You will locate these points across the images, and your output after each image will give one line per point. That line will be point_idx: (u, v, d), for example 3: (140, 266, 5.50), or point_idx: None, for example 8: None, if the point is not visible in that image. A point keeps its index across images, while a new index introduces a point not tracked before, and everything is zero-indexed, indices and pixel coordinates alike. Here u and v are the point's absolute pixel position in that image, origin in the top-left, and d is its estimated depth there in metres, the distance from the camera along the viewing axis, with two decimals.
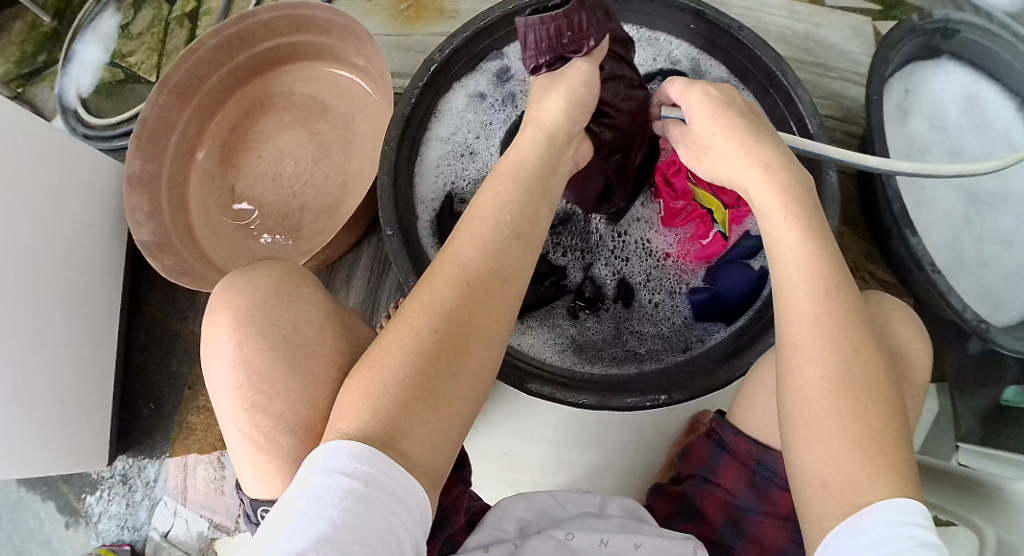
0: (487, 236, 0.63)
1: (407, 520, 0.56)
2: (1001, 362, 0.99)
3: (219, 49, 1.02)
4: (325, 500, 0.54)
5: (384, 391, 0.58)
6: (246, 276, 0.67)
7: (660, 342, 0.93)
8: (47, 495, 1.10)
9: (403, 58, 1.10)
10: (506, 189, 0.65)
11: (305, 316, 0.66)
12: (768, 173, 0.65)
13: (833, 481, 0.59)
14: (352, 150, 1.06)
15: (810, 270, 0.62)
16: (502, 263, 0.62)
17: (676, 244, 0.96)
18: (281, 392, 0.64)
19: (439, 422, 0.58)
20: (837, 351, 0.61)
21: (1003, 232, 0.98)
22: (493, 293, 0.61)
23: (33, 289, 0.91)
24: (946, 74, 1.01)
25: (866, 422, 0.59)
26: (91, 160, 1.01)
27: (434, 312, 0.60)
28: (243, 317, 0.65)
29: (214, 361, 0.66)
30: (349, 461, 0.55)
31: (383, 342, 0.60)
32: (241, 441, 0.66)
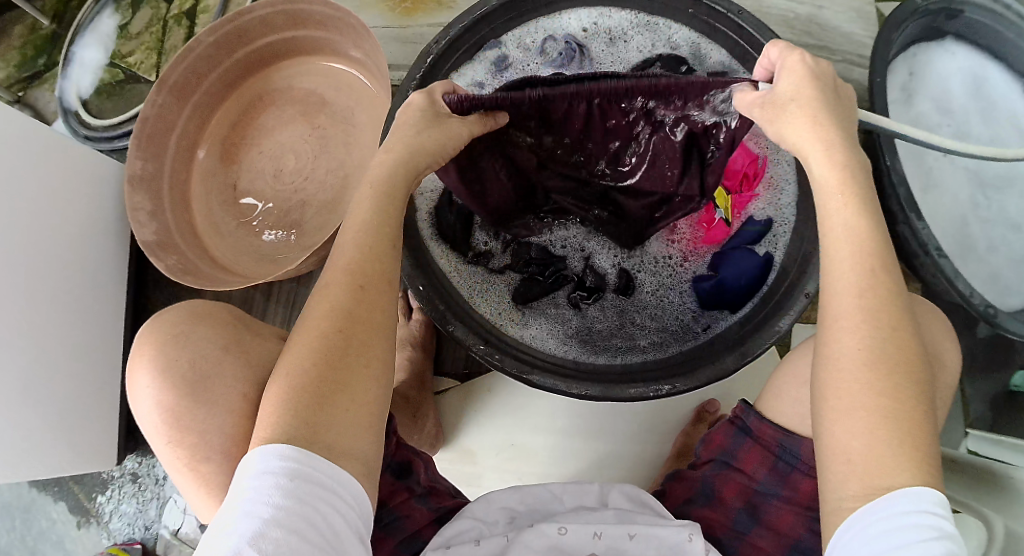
0: (365, 236, 0.65)
1: (342, 507, 0.58)
2: (1010, 347, 0.98)
3: (217, 46, 1.02)
4: (259, 499, 0.57)
5: (299, 391, 0.60)
6: (156, 320, 0.71)
7: (665, 333, 0.92)
8: (59, 496, 1.11)
9: (402, 49, 1.10)
10: (373, 201, 0.67)
11: (209, 348, 0.69)
12: (830, 149, 0.63)
13: (859, 457, 0.58)
14: (352, 143, 1.05)
15: (854, 245, 0.62)
16: (382, 261, 0.65)
17: (687, 230, 0.94)
18: (195, 424, 0.67)
19: (359, 412, 0.61)
20: (875, 323, 0.60)
21: (1011, 216, 0.96)
22: (378, 287, 0.64)
23: (40, 292, 0.92)
24: (950, 56, 1.00)
25: (898, 398, 0.58)
26: (90, 161, 1.01)
27: (331, 313, 0.62)
28: (156, 360, 0.68)
29: (136, 397, 0.69)
30: (276, 460, 0.58)
31: (291, 352, 0.63)
32: (174, 471, 0.69)
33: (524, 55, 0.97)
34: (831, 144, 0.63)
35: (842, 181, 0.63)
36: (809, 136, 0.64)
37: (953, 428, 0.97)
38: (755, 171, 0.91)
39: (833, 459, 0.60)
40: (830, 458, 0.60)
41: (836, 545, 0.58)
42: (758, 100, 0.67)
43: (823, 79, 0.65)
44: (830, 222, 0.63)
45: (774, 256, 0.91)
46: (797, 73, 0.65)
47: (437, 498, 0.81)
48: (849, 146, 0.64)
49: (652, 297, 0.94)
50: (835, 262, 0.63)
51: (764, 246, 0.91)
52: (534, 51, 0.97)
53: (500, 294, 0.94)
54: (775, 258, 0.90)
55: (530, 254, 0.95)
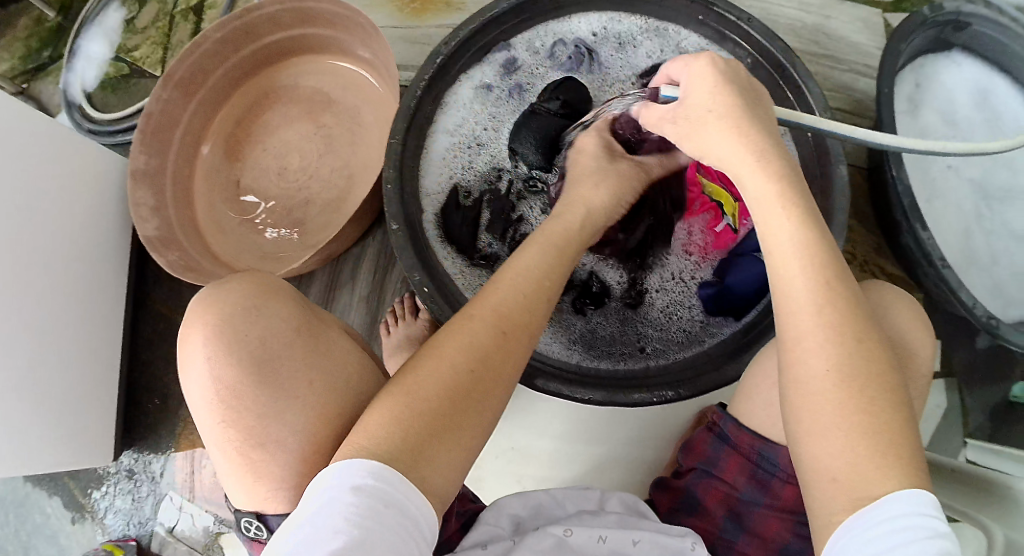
0: (523, 289, 0.67)
1: (418, 538, 0.57)
2: (1010, 359, 0.98)
3: (225, 43, 1.02)
4: (340, 515, 0.55)
5: (418, 413, 0.59)
6: (219, 290, 0.67)
7: (669, 341, 0.92)
8: (53, 491, 1.10)
9: (409, 49, 1.09)
10: (541, 252, 0.70)
11: (281, 328, 0.66)
12: (761, 162, 0.64)
13: (841, 474, 0.58)
14: (357, 142, 1.05)
15: (808, 262, 0.62)
16: (531, 315, 0.66)
17: (690, 241, 0.95)
18: (254, 407, 0.64)
19: (462, 451, 0.60)
20: (838, 341, 0.60)
21: (1013, 228, 0.96)
22: (523, 338, 0.65)
23: (40, 285, 0.91)
24: (956, 67, 1.00)
25: (873, 413, 0.59)
26: (93, 154, 1.01)
27: (469, 348, 0.62)
28: (218, 332, 0.65)
29: (191, 372, 0.65)
30: (364, 476, 0.56)
31: (415, 372, 0.62)
32: (223, 457, 0.65)
33: (533, 59, 0.98)
34: (765, 154, 0.64)
35: (783, 197, 0.63)
36: (739, 150, 0.65)
37: (952, 439, 0.97)
38: None
39: (814, 475, 0.60)
40: (812, 475, 0.60)
41: (830, 552, 0.57)
42: (670, 113, 0.71)
43: (734, 83, 0.67)
44: (776, 240, 0.63)
45: None
46: (710, 80, 0.68)
47: (460, 501, 0.80)
48: (783, 163, 0.64)
49: (661, 304, 0.94)
50: (786, 285, 0.62)
51: None
52: (542, 55, 0.98)
53: None
54: None
55: None
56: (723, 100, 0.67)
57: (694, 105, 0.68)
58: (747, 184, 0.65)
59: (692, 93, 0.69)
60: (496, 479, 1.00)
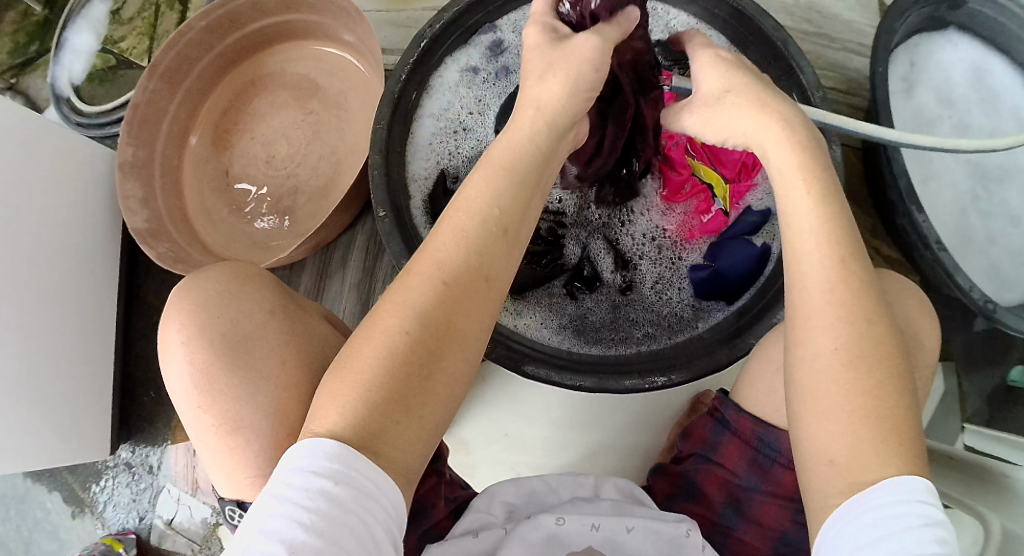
0: (471, 230, 0.61)
1: (382, 518, 0.56)
2: (1008, 340, 0.97)
3: (209, 31, 1.00)
4: (295, 503, 0.55)
5: (357, 390, 0.57)
6: (195, 279, 0.69)
7: (659, 324, 0.92)
8: (53, 486, 1.11)
9: (395, 35, 1.08)
10: (493, 179, 0.63)
11: (253, 311, 0.68)
12: (787, 131, 0.64)
13: (839, 457, 0.58)
14: (345, 130, 1.04)
15: (825, 238, 0.61)
16: (483, 259, 0.61)
17: (676, 220, 0.94)
18: (235, 391, 0.66)
19: (414, 424, 0.58)
20: (849, 320, 0.59)
21: (1011, 208, 0.95)
22: (474, 293, 0.61)
23: (32, 280, 0.91)
24: (953, 46, 0.98)
25: (878, 396, 0.58)
26: (81, 148, 1.00)
27: (407, 314, 0.59)
28: (194, 319, 0.66)
29: (169, 357, 0.67)
30: (318, 461, 0.55)
31: (359, 344, 0.59)
32: (207, 443, 0.67)
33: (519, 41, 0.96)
34: (789, 126, 0.64)
35: (805, 171, 0.62)
36: (762, 123, 0.65)
37: (949, 423, 0.97)
38: (754, 161, 0.91)
39: (814, 459, 0.59)
40: (811, 460, 0.60)
41: (824, 537, 0.57)
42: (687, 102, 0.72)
43: (744, 70, 0.68)
44: (796, 215, 0.63)
45: (771, 247, 0.90)
46: (720, 70, 0.69)
47: (450, 488, 0.81)
48: (804, 135, 0.64)
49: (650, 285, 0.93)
50: (802, 262, 0.62)
51: (761, 238, 0.91)
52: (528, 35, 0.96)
53: None
54: (771, 247, 0.90)
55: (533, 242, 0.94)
56: (740, 85, 0.67)
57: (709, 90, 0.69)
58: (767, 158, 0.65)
59: (705, 83, 0.70)
60: (487, 466, 1.01)
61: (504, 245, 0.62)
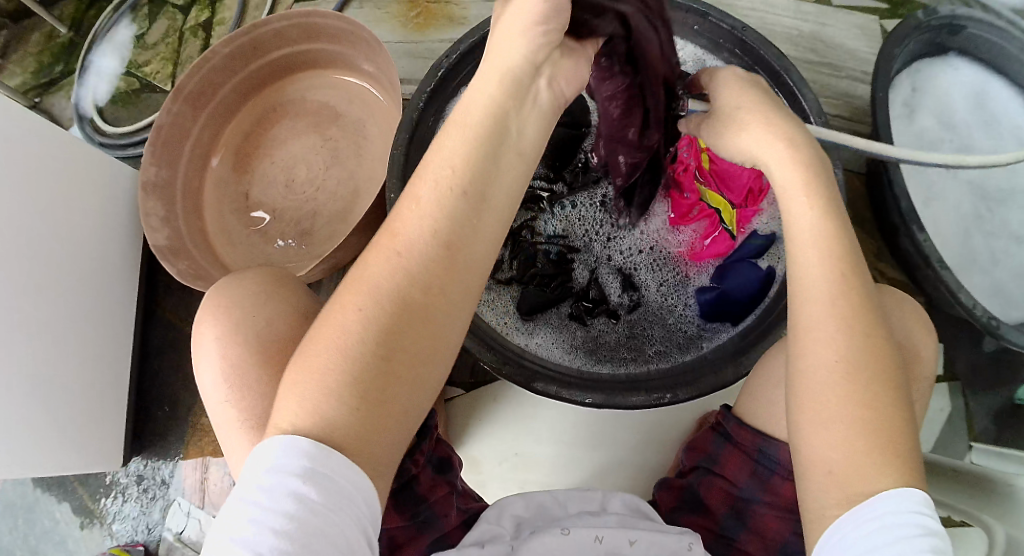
0: (430, 202, 0.61)
1: (354, 513, 0.58)
2: (1014, 361, 0.98)
3: (233, 57, 1.04)
4: (269, 508, 0.57)
5: (313, 374, 0.58)
6: (233, 279, 0.73)
7: (667, 345, 0.93)
8: (62, 497, 1.12)
9: (412, 63, 1.12)
10: (460, 139, 0.62)
11: (284, 314, 0.71)
12: (792, 149, 0.65)
13: (838, 467, 0.59)
14: (362, 153, 1.08)
15: (828, 248, 0.63)
16: (444, 232, 0.60)
17: (686, 243, 0.96)
18: (258, 392, 0.69)
19: (379, 411, 0.59)
20: (848, 331, 0.61)
21: (1013, 230, 0.96)
22: (435, 268, 0.60)
23: (52, 292, 0.94)
24: (954, 71, 1.01)
25: (875, 409, 0.59)
26: (105, 166, 1.04)
27: (367, 295, 0.59)
28: (228, 318, 0.70)
29: (204, 354, 0.71)
30: (288, 462, 0.57)
31: (322, 328, 0.60)
32: (235, 440, 0.69)
33: None
34: (794, 144, 0.65)
35: (807, 184, 0.64)
36: (766, 143, 0.66)
37: (957, 443, 0.97)
38: (761, 186, 0.92)
39: (815, 469, 0.60)
40: (810, 469, 0.61)
41: (825, 545, 0.58)
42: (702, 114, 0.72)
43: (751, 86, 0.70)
44: (797, 227, 0.64)
45: (776, 270, 0.92)
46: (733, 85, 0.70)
47: (462, 499, 0.82)
48: (809, 152, 0.65)
49: (658, 305, 0.96)
50: (802, 266, 0.63)
51: (766, 261, 0.93)
52: None
53: (508, 304, 0.95)
54: (777, 271, 0.91)
55: (542, 265, 0.96)
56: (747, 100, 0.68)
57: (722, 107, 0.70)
58: (772, 172, 0.66)
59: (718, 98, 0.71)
60: (497, 484, 1.01)
61: (468, 209, 0.61)
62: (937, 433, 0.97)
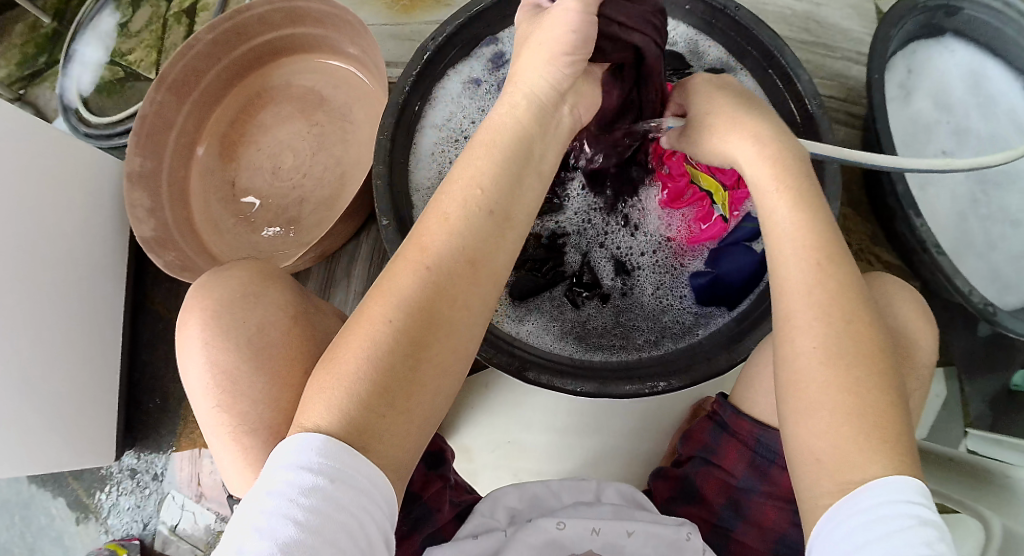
0: (457, 216, 0.62)
1: (374, 513, 0.58)
2: (1009, 345, 0.97)
3: (216, 44, 1.02)
4: (291, 499, 0.56)
5: (345, 383, 0.59)
6: (218, 277, 0.72)
7: (660, 332, 0.92)
8: (57, 492, 1.11)
9: (399, 47, 1.10)
10: (483, 156, 0.64)
11: (275, 316, 0.71)
12: (760, 146, 0.66)
13: (827, 456, 0.59)
14: (350, 140, 1.06)
15: (800, 239, 0.63)
16: (471, 245, 0.62)
17: (678, 229, 0.95)
18: (247, 393, 0.68)
19: (401, 415, 0.60)
20: (828, 320, 0.60)
21: (1010, 213, 0.95)
22: (461, 279, 0.62)
23: (39, 286, 0.93)
24: (949, 52, 0.99)
25: (860, 394, 0.59)
26: (89, 157, 1.02)
27: (393, 304, 0.60)
28: (214, 316, 0.70)
29: (188, 358, 0.70)
30: (313, 456, 0.57)
31: (347, 335, 0.61)
32: (223, 446, 0.69)
33: None
34: (759, 141, 0.66)
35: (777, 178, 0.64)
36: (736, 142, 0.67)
37: (952, 429, 0.97)
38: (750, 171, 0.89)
39: (800, 456, 0.61)
40: (798, 459, 0.61)
41: (819, 534, 0.58)
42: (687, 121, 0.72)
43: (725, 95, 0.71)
44: (774, 223, 0.64)
45: None
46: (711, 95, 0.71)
47: (456, 492, 0.82)
48: (776, 145, 0.65)
49: (651, 296, 0.94)
50: (777, 260, 0.64)
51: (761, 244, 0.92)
52: None
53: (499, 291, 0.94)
54: None
55: (534, 249, 0.95)
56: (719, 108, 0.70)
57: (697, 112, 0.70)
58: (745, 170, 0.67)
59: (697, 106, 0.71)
60: (490, 474, 1.01)
61: (490, 225, 0.63)
62: (932, 418, 0.97)
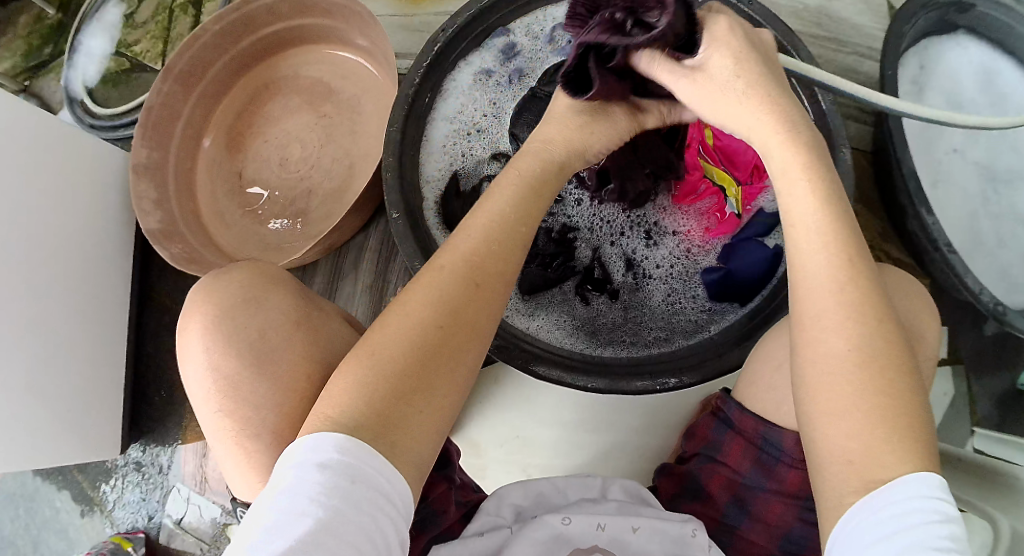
0: (497, 233, 0.67)
1: (392, 516, 0.57)
2: (1017, 344, 0.97)
3: (223, 34, 1.01)
4: (303, 494, 0.55)
5: (387, 379, 0.60)
6: (220, 280, 0.72)
7: (668, 325, 0.92)
8: (62, 485, 1.11)
9: (408, 38, 1.09)
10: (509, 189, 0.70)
11: (278, 320, 0.71)
12: (797, 133, 0.64)
13: (857, 457, 0.59)
14: (358, 132, 1.05)
15: (844, 230, 0.62)
16: (504, 262, 0.67)
17: (690, 225, 0.95)
18: (250, 398, 0.68)
19: (434, 409, 0.62)
20: (862, 320, 0.61)
21: (1020, 211, 0.95)
22: (495, 292, 0.66)
23: (45, 278, 0.92)
24: (962, 50, 0.99)
25: (893, 397, 0.59)
26: (95, 148, 1.01)
27: (435, 301, 0.63)
28: (215, 322, 0.69)
29: (190, 362, 0.71)
30: (333, 452, 0.57)
31: (383, 326, 0.63)
32: (227, 454, 0.70)
33: (532, 43, 0.97)
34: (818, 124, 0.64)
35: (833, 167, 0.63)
36: (791, 113, 0.64)
37: (959, 427, 0.97)
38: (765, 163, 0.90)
39: (829, 459, 0.60)
40: (829, 460, 0.60)
41: (841, 531, 0.58)
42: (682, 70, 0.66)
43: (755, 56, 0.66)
44: (827, 204, 0.63)
45: (784, 247, 0.91)
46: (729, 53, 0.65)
47: (461, 492, 0.82)
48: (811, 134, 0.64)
49: (659, 282, 0.94)
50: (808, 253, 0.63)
51: (774, 239, 0.92)
52: (544, 40, 0.97)
53: None
54: (784, 249, 0.90)
55: (544, 242, 0.94)
56: (748, 70, 0.64)
57: (717, 77, 0.65)
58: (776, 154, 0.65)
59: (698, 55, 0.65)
60: (498, 468, 1.01)
61: (518, 247, 0.69)
62: (940, 417, 0.97)
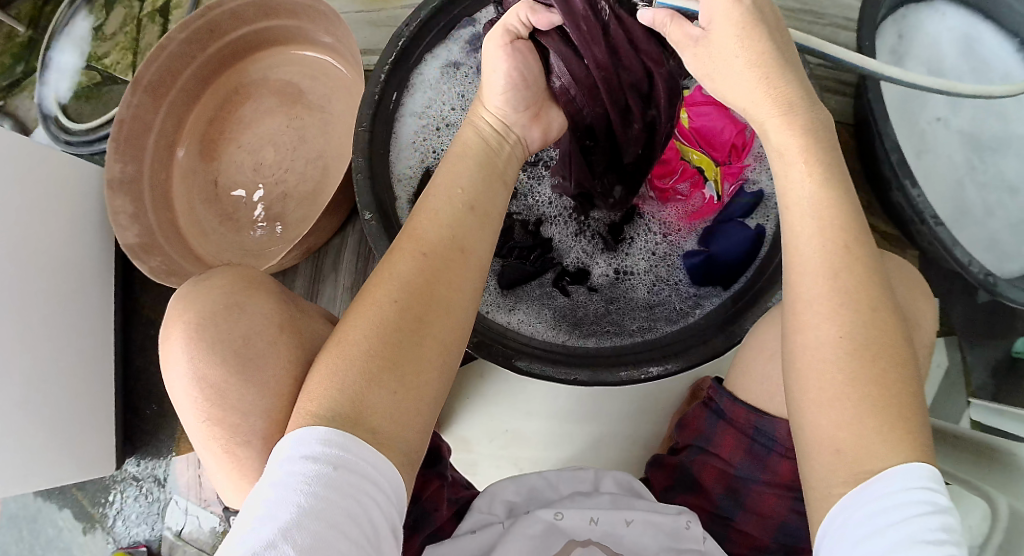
0: (441, 211, 0.67)
1: (381, 501, 0.58)
2: (1011, 311, 0.95)
3: (189, 42, 1.00)
4: (291, 487, 0.56)
5: (351, 366, 0.60)
6: (199, 287, 0.70)
7: (647, 313, 0.91)
8: (63, 503, 1.12)
9: (376, 34, 1.08)
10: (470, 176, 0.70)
11: (264, 326, 0.69)
12: (787, 115, 0.63)
13: (846, 447, 0.58)
14: (331, 133, 1.04)
15: (823, 219, 0.61)
16: (460, 236, 0.66)
17: (668, 210, 0.93)
18: (238, 405, 0.67)
19: (406, 395, 0.61)
20: (854, 308, 0.59)
21: (1008, 178, 0.93)
22: (451, 264, 0.65)
23: (27, 301, 0.91)
24: (941, 16, 0.97)
25: (884, 387, 0.58)
26: (69, 166, 1.00)
27: (394, 286, 0.63)
28: (197, 330, 0.68)
29: (174, 372, 0.69)
30: (318, 445, 0.57)
31: (347, 322, 0.63)
32: (217, 464, 0.69)
33: None
34: (789, 108, 0.63)
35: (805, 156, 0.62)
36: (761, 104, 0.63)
37: (954, 400, 0.95)
38: (744, 141, 0.91)
39: (818, 448, 0.59)
40: (816, 449, 0.59)
41: (829, 524, 0.57)
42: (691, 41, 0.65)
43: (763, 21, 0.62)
44: (798, 192, 0.62)
45: (764, 229, 0.89)
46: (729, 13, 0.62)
47: (453, 489, 0.81)
48: (806, 116, 0.63)
49: (641, 271, 0.93)
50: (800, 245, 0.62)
51: (755, 220, 0.91)
52: None
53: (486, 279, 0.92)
54: (768, 229, 0.89)
55: (519, 236, 0.93)
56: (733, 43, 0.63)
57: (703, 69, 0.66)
58: (769, 140, 0.64)
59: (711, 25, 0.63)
60: (490, 463, 1.00)
61: (474, 220, 0.67)
62: (934, 391, 0.96)
